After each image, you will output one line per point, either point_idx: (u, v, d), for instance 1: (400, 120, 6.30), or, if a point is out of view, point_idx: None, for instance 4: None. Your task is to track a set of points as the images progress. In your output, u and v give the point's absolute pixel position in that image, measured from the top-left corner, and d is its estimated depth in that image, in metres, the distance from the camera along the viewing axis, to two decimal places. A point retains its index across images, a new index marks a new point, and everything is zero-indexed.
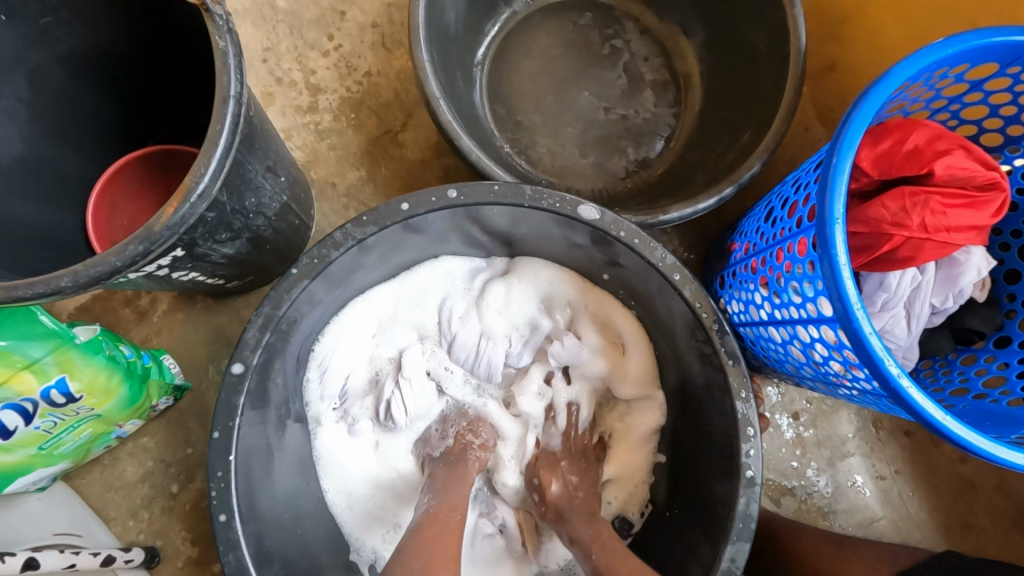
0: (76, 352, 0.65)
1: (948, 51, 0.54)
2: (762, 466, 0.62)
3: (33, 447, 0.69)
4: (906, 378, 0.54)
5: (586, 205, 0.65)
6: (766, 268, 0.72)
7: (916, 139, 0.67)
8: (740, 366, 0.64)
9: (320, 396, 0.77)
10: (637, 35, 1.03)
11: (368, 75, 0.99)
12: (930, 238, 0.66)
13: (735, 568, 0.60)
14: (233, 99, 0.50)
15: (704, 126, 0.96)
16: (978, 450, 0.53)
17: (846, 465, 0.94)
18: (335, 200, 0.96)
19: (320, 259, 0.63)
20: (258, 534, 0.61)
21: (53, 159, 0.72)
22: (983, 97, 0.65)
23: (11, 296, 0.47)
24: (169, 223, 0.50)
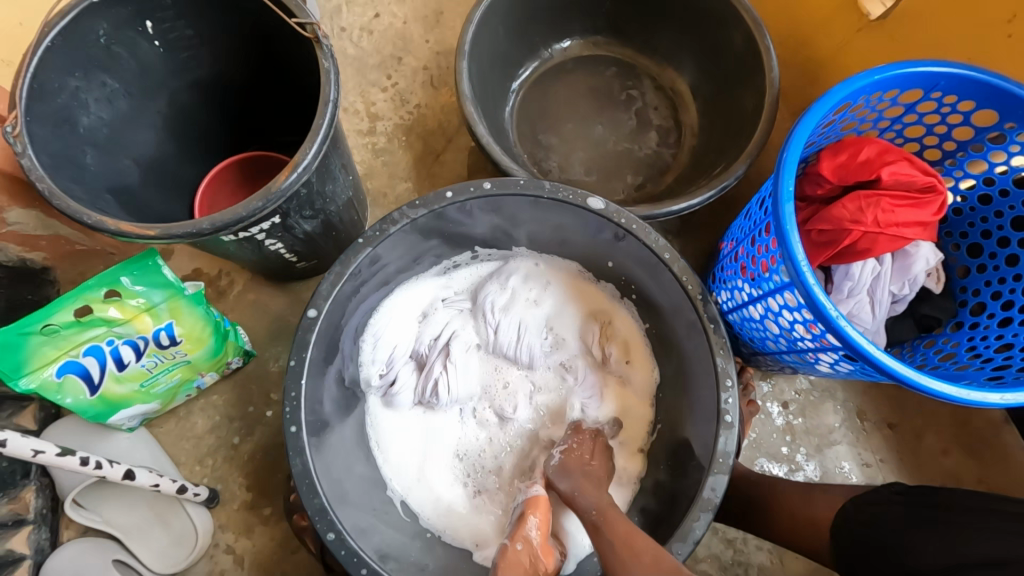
0: (184, 301, 0.81)
1: (875, 76, 0.70)
2: (739, 412, 0.73)
3: (136, 383, 0.85)
4: (845, 320, 0.66)
5: (594, 197, 0.81)
6: (745, 256, 0.85)
7: (867, 151, 0.81)
8: (719, 327, 0.76)
9: (370, 362, 0.91)
10: (652, 90, 1.21)
11: (418, 107, 1.20)
12: (882, 232, 0.79)
13: (714, 496, 0.71)
14: (331, 102, 0.69)
15: (701, 152, 1.13)
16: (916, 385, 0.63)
17: (833, 452, 1.02)
18: (385, 206, 1.15)
19: (381, 232, 0.79)
20: (318, 451, 0.74)
21: (177, 159, 0.91)
22: (919, 118, 0.80)
23: (165, 234, 0.65)
24: (281, 188, 0.67)
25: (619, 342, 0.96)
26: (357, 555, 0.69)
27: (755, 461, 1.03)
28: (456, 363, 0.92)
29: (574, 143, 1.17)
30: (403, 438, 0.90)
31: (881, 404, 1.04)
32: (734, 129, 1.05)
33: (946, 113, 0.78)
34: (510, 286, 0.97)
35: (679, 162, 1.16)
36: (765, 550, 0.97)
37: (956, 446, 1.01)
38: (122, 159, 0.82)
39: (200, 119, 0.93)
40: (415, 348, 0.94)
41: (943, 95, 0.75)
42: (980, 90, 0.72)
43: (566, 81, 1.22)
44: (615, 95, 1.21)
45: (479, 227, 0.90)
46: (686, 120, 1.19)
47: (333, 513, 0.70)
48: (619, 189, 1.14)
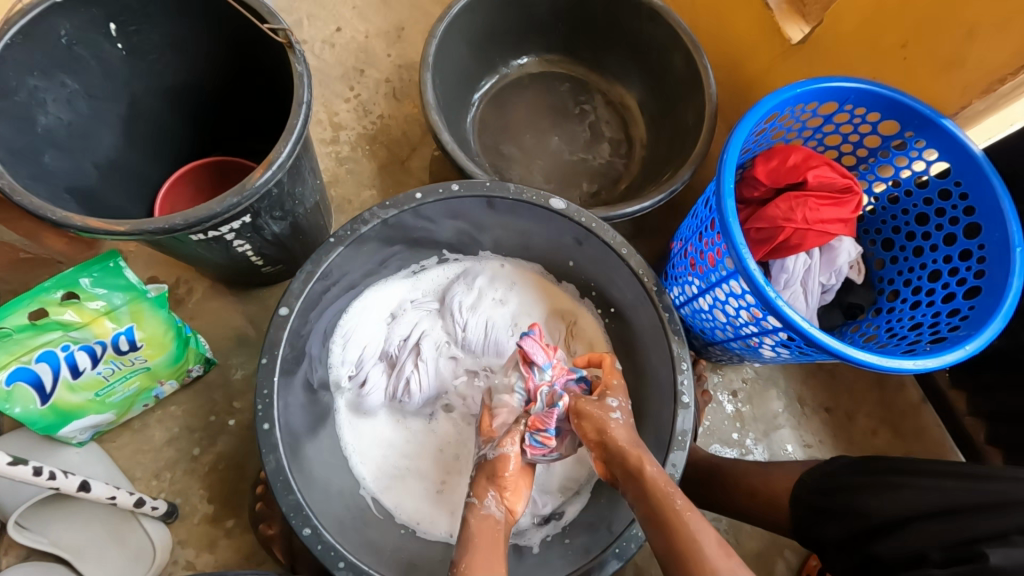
0: (146, 304, 0.80)
1: (798, 90, 0.80)
2: (694, 392, 0.79)
3: (91, 392, 0.82)
4: (781, 301, 0.75)
5: (556, 197, 0.86)
6: (694, 252, 0.93)
7: (795, 158, 0.91)
8: (673, 316, 0.82)
9: (340, 363, 0.93)
10: (603, 104, 1.30)
11: (381, 117, 1.23)
12: (811, 228, 0.89)
13: (676, 471, 0.76)
14: (305, 104, 0.72)
15: (650, 161, 1.22)
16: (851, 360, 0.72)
17: (778, 435, 1.11)
18: (350, 213, 1.16)
19: (352, 232, 0.81)
20: (289, 449, 0.74)
21: (137, 163, 0.90)
22: (836, 128, 0.91)
23: (135, 230, 0.65)
24: (256, 185, 0.68)
25: (582, 338, 1.01)
26: (334, 548, 0.69)
27: (709, 447, 1.09)
28: (426, 362, 0.94)
29: (533, 153, 1.24)
30: (374, 437, 0.91)
31: (818, 389, 1.14)
32: (678, 140, 1.14)
33: (858, 124, 0.89)
34: (477, 286, 1.00)
35: (630, 172, 1.25)
36: (723, 531, 1.03)
37: (883, 426, 1.13)
38: (82, 161, 0.80)
39: (164, 126, 0.93)
40: (385, 348, 0.96)
41: (855, 108, 0.86)
42: (885, 104, 0.83)
43: (523, 96, 1.29)
44: (569, 109, 1.29)
45: (447, 229, 0.93)
46: (635, 133, 1.28)
47: (307, 509, 0.70)
48: (576, 196, 1.21)
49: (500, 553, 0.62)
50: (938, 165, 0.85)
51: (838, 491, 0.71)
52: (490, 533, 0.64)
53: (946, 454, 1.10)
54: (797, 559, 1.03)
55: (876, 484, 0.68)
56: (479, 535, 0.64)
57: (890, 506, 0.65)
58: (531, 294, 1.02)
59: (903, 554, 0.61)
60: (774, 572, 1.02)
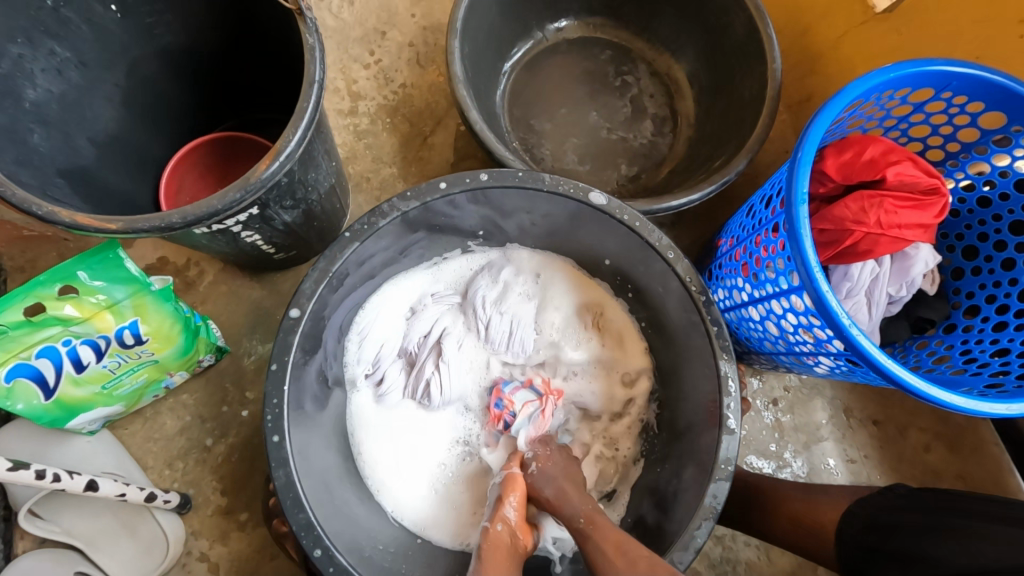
0: (150, 297, 0.74)
1: (890, 75, 0.68)
2: (741, 418, 0.72)
3: (97, 385, 0.78)
4: (855, 327, 0.65)
5: (596, 191, 0.77)
6: (747, 255, 0.83)
7: (872, 151, 0.80)
8: (722, 331, 0.74)
9: (356, 360, 0.87)
10: (647, 75, 1.17)
11: (403, 86, 1.13)
12: (885, 234, 0.78)
13: (717, 503, 0.69)
14: (317, 83, 0.62)
15: (697, 142, 1.10)
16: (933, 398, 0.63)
17: (820, 448, 1.03)
18: (368, 192, 1.08)
19: (369, 226, 0.73)
20: (300, 459, 0.69)
21: (139, 138, 0.83)
22: (925, 118, 0.79)
23: (128, 228, 0.58)
24: (261, 177, 0.61)
25: (612, 334, 0.93)
26: (347, 571, 0.65)
27: (744, 457, 1.03)
28: (448, 362, 0.88)
29: (568, 130, 1.13)
30: (390, 439, 0.86)
31: (868, 400, 1.06)
32: (733, 120, 1.02)
33: (953, 114, 0.77)
34: (502, 279, 0.93)
35: (674, 154, 1.13)
36: (753, 546, 0.98)
37: (935, 441, 1.04)
38: (77, 138, 0.73)
39: (163, 95, 0.85)
40: (404, 345, 0.90)
41: (954, 96, 0.74)
42: (993, 92, 0.70)
43: (559, 64, 1.17)
44: (609, 81, 1.16)
45: (472, 217, 0.85)
46: (682, 110, 1.15)
47: (318, 527, 0.66)
48: (613, 179, 1.11)
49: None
50: None
51: (897, 534, 0.64)
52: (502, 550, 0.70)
53: (1003, 476, 1.01)
54: None
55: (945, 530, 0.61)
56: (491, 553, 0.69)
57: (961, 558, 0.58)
58: (562, 288, 0.94)
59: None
60: None
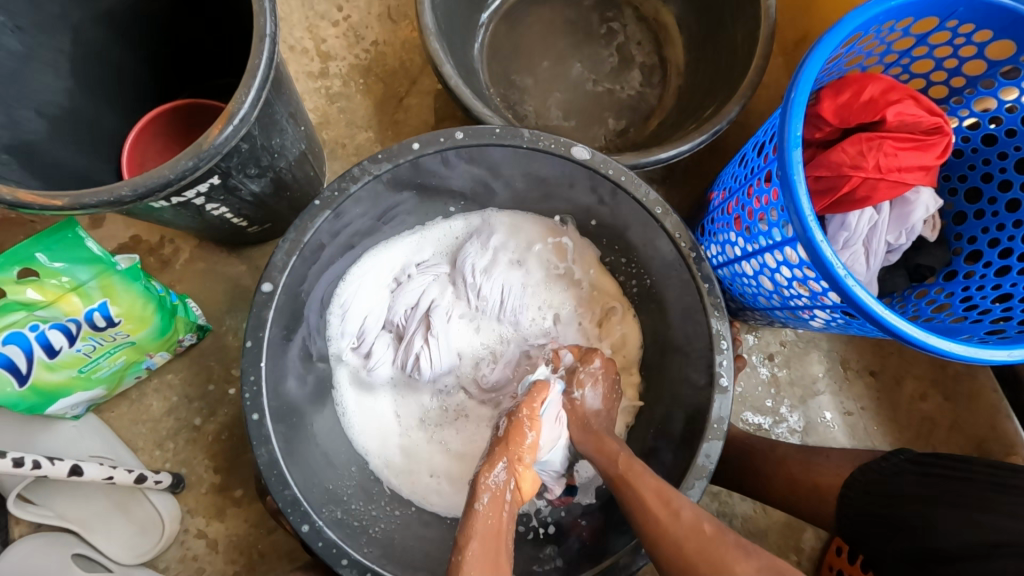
0: (117, 277, 0.72)
1: (891, 3, 0.62)
2: (734, 375, 0.70)
3: (73, 370, 0.76)
4: (852, 278, 0.62)
5: (579, 146, 0.73)
6: (740, 207, 0.79)
7: (871, 90, 0.75)
8: (714, 288, 0.71)
9: (341, 334, 0.85)
10: (633, 20, 1.10)
11: (375, 44, 1.06)
12: (885, 177, 0.74)
13: (709, 463, 0.68)
14: (269, 38, 0.57)
15: (687, 92, 1.05)
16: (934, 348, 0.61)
17: (816, 402, 1.02)
18: (345, 159, 1.04)
19: (340, 192, 0.70)
20: (283, 436, 0.68)
21: (94, 109, 0.78)
22: (929, 51, 0.74)
23: (76, 204, 0.54)
24: (214, 143, 0.57)
25: (604, 321, 0.90)
26: (336, 545, 0.65)
27: (740, 414, 1.02)
28: (437, 334, 0.86)
29: (551, 84, 1.07)
30: (380, 413, 0.85)
31: (865, 351, 1.04)
32: (724, 66, 0.96)
33: (958, 45, 0.72)
34: (490, 246, 0.89)
35: (664, 105, 1.08)
36: (749, 501, 0.98)
37: (932, 390, 1.03)
38: (21, 110, 0.69)
39: (115, 61, 0.79)
40: (389, 318, 0.88)
41: (959, 24, 0.68)
42: (1002, 17, 0.65)
43: (540, 13, 1.10)
44: (593, 28, 1.09)
45: (456, 176, 0.80)
46: (671, 57, 1.09)
47: (305, 504, 0.65)
48: (600, 135, 1.06)
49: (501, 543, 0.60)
50: None
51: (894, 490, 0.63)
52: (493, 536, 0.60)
53: (1000, 422, 1.01)
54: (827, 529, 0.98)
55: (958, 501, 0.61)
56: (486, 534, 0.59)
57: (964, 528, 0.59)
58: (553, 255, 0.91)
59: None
60: (802, 542, 0.98)
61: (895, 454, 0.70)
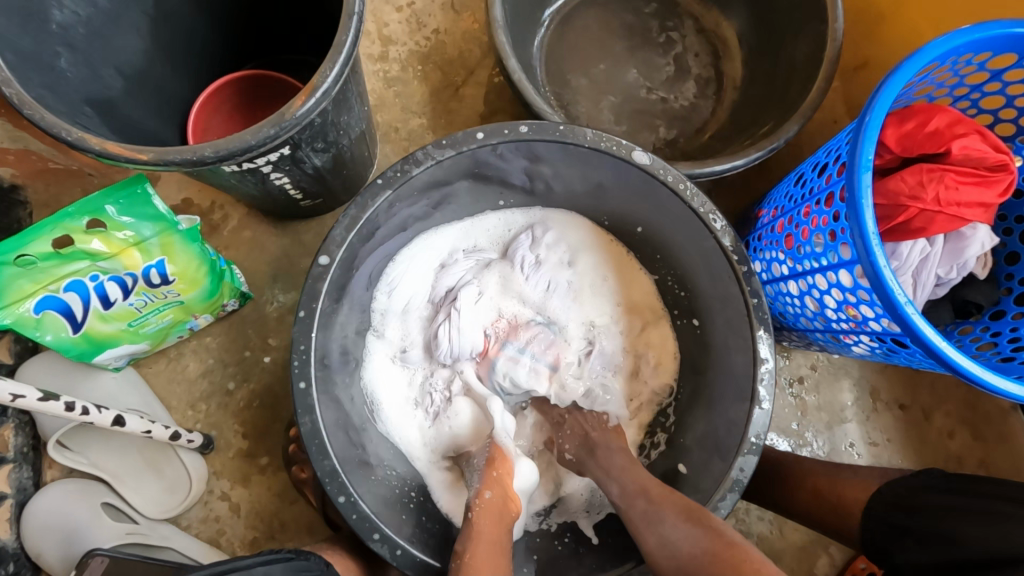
0: (177, 237, 0.73)
1: (972, 36, 0.62)
2: (774, 392, 0.70)
3: (124, 323, 0.78)
4: (910, 305, 0.61)
5: (639, 150, 0.73)
6: (793, 226, 0.79)
7: (937, 121, 0.74)
8: (762, 305, 0.71)
9: (385, 311, 0.87)
10: (693, 31, 1.10)
11: (436, 32, 1.07)
12: (942, 211, 0.73)
13: (742, 476, 0.69)
14: (356, 15, 0.59)
15: (741, 107, 1.05)
16: (989, 384, 0.61)
17: (842, 430, 1.02)
18: (396, 143, 1.05)
19: (402, 173, 0.71)
20: (326, 405, 0.69)
21: (165, 71, 0.80)
22: (1000, 87, 0.73)
23: (160, 159, 0.56)
24: (296, 113, 0.58)
25: (640, 344, 0.90)
26: (369, 518, 0.66)
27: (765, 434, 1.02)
28: (475, 322, 0.87)
29: (605, 88, 1.07)
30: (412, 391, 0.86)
31: (897, 383, 1.03)
32: (784, 83, 0.96)
33: None
34: (544, 242, 0.90)
35: (717, 118, 1.08)
36: (767, 520, 0.98)
37: (961, 429, 1.02)
38: (104, 67, 0.71)
39: (190, 26, 0.81)
40: (430, 299, 0.90)
41: None
42: None
43: (601, 16, 1.10)
44: (652, 36, 1.10)
45: (517, 170, 0.81)
46: (728, 71, 1.09)
47: (342, 475, 0.66)
48: (649, 143, 1.06)
49: (497, 546, 0.67)
50: None
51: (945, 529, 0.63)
52: (493, 521, 0.69)
53: None
54: (843, 558, 0.97)
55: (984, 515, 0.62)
56: (483, 527, 0.68)
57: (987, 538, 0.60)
58: (599, 258, 0.91)
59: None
60: (816, 569, 0.97)
61: (926, 473, 0.71)
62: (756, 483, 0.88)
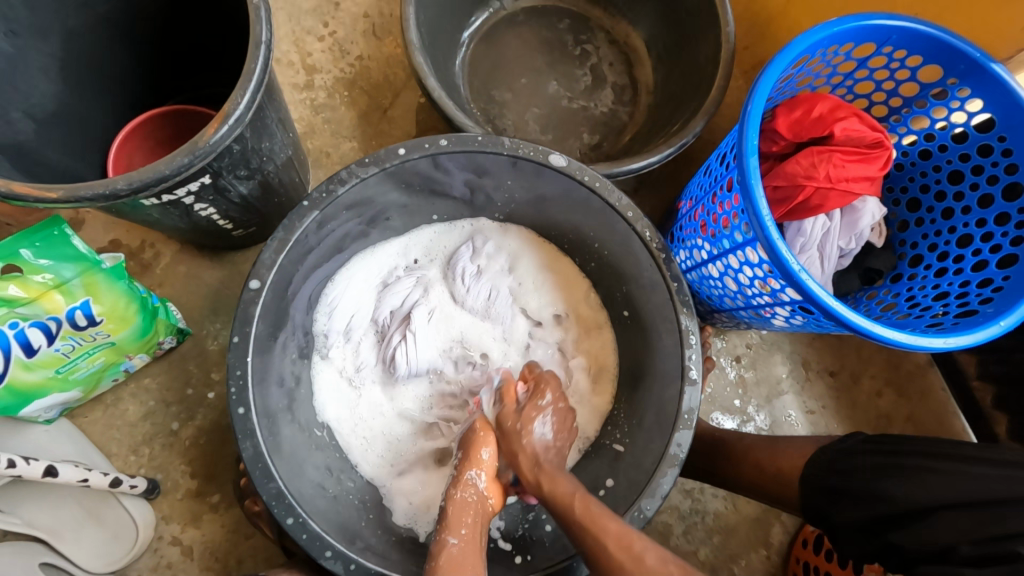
0: (101, 276, 0.72)
1: (834, 29, 0.70)
2: (702, 368, 0.74)
3: (51, 370, 0.76)
4: (806, 273, 0.67)
5: (556, 154, 0.77)
6: (706, 213, 0.85)
7: (821, 108, 0.82)
8: (682, 287, 0.76)
9: (328, 331, 0.87)
10: (606, 43, 1.17)
11: (360, 58, 1.10)
12: (833, 188, 0.80)
13: (681, 451, 0.72)
14: (264, 44, 0.61)
15: (656, 109, 1.12)
16: (883, 338, 0.66)
17: (781, 401, 1.08)
18: (329, 168, 1.06)
19: (327, 194, 0.72)
20: (268, 430, 0.69)
21: (80, 113, 0.80)
22: (869, 74, 0.82)
23: (72, 196, 0.56)
24: (210, 142, 0.59)
25: (585, 345, 0.93)
26: (320, 537, 0.66)
27: (710, 413, 1.06)
28: (420, 335, 0.89)
29: (528, 100, 1.12)
30: (359, 409, 0.86)
31: (825, 353, 1.11)
32: (690, 84, 1.03)
33: (894, 69, 0.80)
34: (485, 250, 0.93)
35: (635, 121, 1.14)
36: (720, 497, 1.03)
37: (886, 389, 1.09)
38: (11, 112, 0.70)
39: (104, 67, 0.81)
40: (374, 317, 0.91)
41: (894, 50, 0.77)
42: (929, 45, 0.74)
43: (519, 33, 1.16)
44: (568, 49, 1.16)
45: (459, 182, 0.84)
46: (642, 77, 1.16)
47: (289, 496, 0.66)
48: (575, 149, 1.11)
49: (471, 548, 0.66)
50: (980, 117, 0.77)
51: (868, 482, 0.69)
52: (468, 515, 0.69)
53: (948, 419, 1.08)
54: (793, 523, 1.02)
55: (902, 470, 0.68)
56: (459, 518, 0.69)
57: (915, 496, 0.66)
58: (536, 264, 0.94)
59: (931, 549, 0.64)
60: (771, 537, 1.02)
61: (852, 437, 0.75)
62: (705, 461, 0.92)
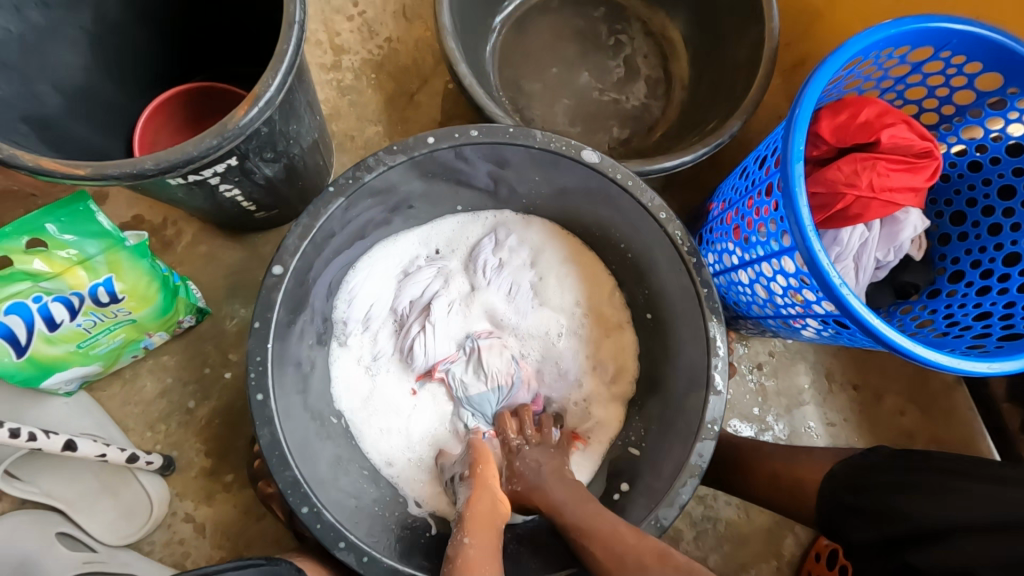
0: (125, 253, 0.72)
1: (892, 30, 0.66)
2: (728, 378, 0.72)
3: (72, 345, 0.76)
4: (845, 287, 0.64)
5: (588, 150, 0.75)
6: (739, 218, 0.82)
7: (867, 113, 0.78)
8: (712, 294, 0.73)
9: (346, 319, 0.87)
10: (641, 34, 1.14)
11: (388, 41, 1.08)
12: (876, 197, 0.77)
13: (702, 461, 0.70)
14: (297, 25, 0.59)
15: (690, 105, 1.08)
16: (922, 358, 0.64)
17: (801, 412, 1.05)
18: (353, 152, 1.05)
19: (354, 180, 0.70)
20: (285, 418, 0.69)
21: (107, 87, 0.79)
22: (922, 79, 0.78)
23: (98, 174, 0.55)
24: (239, 124, 0.58)
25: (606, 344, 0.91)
26: (334, 528, 0.66)
27: (727, 420, 1.04)
28: (439, 326, 0.88)
29: (558, 91, 1.09)
30: (376, 398, 0.86)
31: (850, 365, 1.08)
32: (728, 81, 0.99)
33: (950, 75, 0.76)
34: (508, 243, 0.91)
35: (668, 116, 1.11)
36: (733, 505, 1.01)
37: (911, 406, 1.06)
38: (39, 84, 0.69)
39: (131, 41, 0.80)
40: (393, 306, 0.90)
41: (952, 55, 0.73)
42: (991, 51, 0.70)
43: (552, 20, 1.13)
44: (602, 40, 1.12)
45: (482, 173, 0.82)
46: (676, 72, 1.13)
47: (304, 485, 0.66)
48: (604, 143, 1.08)
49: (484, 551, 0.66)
50: None
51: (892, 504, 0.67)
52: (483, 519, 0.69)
53: (974, 439, 1.05)
54: (807, 536, 1.01)
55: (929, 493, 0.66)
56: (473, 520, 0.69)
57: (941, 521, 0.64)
58: (559, 259, 0.92)
59: None
60: (782, 549, 1.00)
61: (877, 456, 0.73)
62: (721, 469, 0.91)
